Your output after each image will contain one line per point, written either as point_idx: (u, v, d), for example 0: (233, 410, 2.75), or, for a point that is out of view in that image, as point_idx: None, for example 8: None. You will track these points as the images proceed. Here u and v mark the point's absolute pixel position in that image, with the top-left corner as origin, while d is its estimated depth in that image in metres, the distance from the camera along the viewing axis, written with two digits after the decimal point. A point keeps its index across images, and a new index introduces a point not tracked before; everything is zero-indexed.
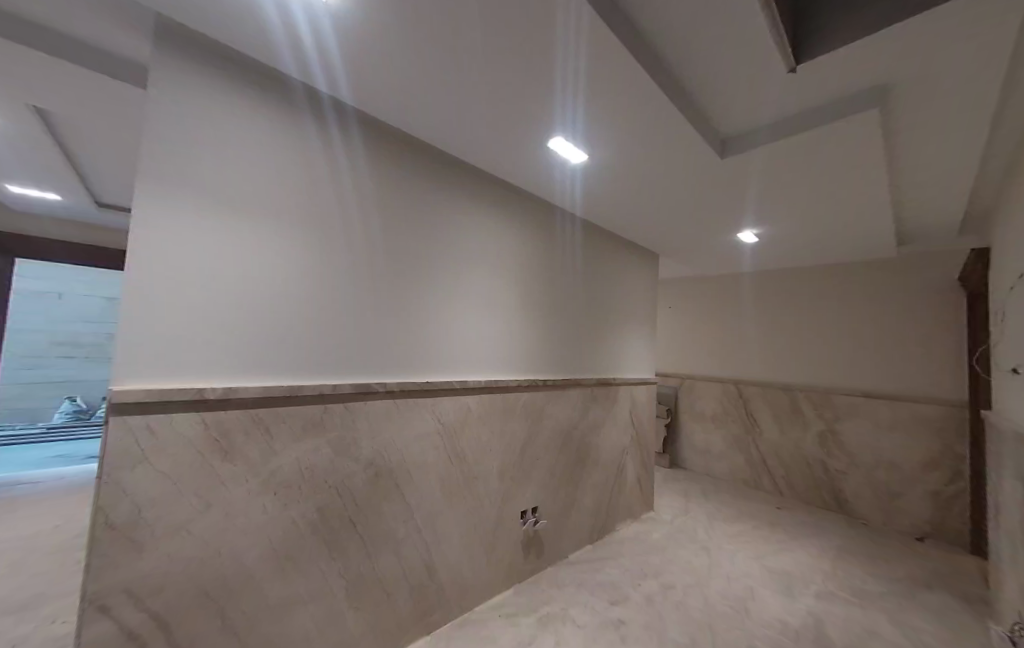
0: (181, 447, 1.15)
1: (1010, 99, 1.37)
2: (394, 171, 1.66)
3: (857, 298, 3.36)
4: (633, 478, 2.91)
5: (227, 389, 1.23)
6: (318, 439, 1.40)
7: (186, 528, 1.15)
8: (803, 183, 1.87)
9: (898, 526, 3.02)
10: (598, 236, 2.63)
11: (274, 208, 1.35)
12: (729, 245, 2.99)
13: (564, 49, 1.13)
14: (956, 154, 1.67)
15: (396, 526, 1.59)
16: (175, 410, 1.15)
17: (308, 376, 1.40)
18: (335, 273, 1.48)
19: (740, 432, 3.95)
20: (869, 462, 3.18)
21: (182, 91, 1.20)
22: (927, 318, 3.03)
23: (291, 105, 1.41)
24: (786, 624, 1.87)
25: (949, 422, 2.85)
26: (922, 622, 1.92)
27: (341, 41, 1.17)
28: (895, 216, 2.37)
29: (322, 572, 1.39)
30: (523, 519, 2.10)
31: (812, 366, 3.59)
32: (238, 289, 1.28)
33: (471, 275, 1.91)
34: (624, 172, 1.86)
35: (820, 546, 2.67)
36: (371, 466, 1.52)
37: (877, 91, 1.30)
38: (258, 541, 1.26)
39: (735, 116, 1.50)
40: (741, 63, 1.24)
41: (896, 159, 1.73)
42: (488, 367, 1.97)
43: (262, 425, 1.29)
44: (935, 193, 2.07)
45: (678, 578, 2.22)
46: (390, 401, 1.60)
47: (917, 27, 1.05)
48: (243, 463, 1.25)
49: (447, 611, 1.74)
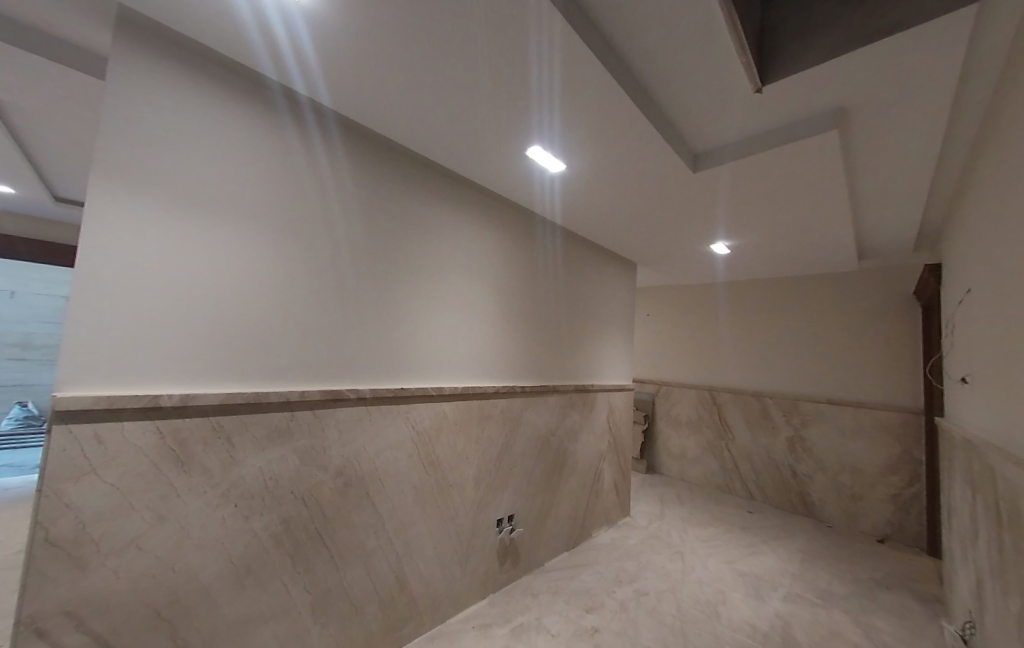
0: (132, 457, 1.09)
1: (956, 125, 1.47)
2: (377, 175, 1.65)
3: (823, 309, 3.51)
4: (610, 484, 2.93)
5: (185, 397, 1.17)
6: (284, 448, 1.35)
7: (136, 543, 1.09)
8: (772, 198, 1.95)
9: (861, 528, 3.14)
10: (576, 244, 2.66)
11: (247, 208, 1.32)
12: (703, 256, 3.08)
13: (541, 60, 1.15)
14: (910, 175, 1.78)
15: (366, 537, 1.54)
16: (126, 418, 1.09)
17: (275, 382, 1.36)
18: (314, 275, 1.46)
19: (713, 437, 4.04)
20: (834, 466, 3.31)
21: (147, 85, 1.15)
22: (886, 329, 3.18)
23: (269, 105, 1.38)
24: (755, 627, 1.91)
25: (906, 429, 3.00)
26: (881, 621, 2.00)
27: (317, 43, 1.15)
28: (857, 232, 2.49)
29: (285, 587, 1.33)
30: (499, 527, 2.07)
31: (781, 374, 3.71)
32: (207, 291, 1.23)
33: (451, 280, 1.90)
34: (601, 183, 1.89)
35: (788, 550, 2.75)
36: (341, 475, 1.48)
37: (838, 112, 1.37)
38: (215, 556, 1.20)
39: (706, 133, 1.56)
40: (713, 80, 1.28)
41: (856, 178, 1.83)
42: (465, 374, 1.95)
43: (223, 434, 1.23)
44: (891, 212, 2.20)
45: (652, 583, 2.23)
46: (362, 408, 1.56)
47: (869, 55, 1.12)
48: (201, 473, 1.19)
49: (419, 624, 1.70)
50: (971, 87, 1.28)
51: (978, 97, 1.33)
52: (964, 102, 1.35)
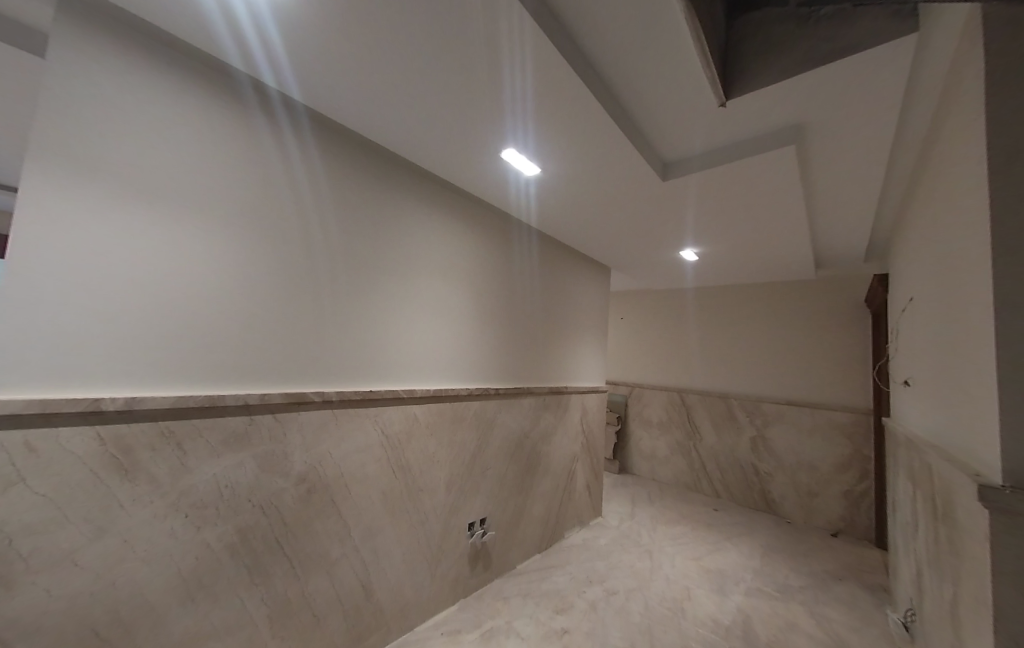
0: (69, 466, 1.01)
1: (901, 146, 1.57)
2: (352, 172, 1.61)
3: (784, 315, 3.68)
4: (582, 484, 2.96)
5: (131, 400, 1.09)
6: (241, 454, 1.29)
7: (72, 559, 1.01)
8: (737, 208, 2.04)
9: (817, 523, 3.30)
10: (551, 247, 2.68)
11: (209, 203, 1.26)
12: (673, 262, 3.17)
13: (513, 63, 1.15)
14: (860, 189, 1.89)
15: (330, 545, 1.49)
16: (61, 423, 1.01)
17: (233, 385, 1.29)
18: (281, 274, 1.41)
19: (682, 438, 4.16)
20: (793, 464, 3.47)
21: (99, 68, 1.08)
22: (840, 334, 3.37)
23: (235, 95, 1.32)
24: (718, 623, 1.97)
25: (857, 428, 3.19)
26: (833, 612, 2.11)
27: (285, 36, 1.12)
28: (814, 242, 2.63)
29: (241, 601, 1.27)
30: (471, 531, 2.05)
31: (745, 376, 3.86)
32: (161, 289, 1.17)
33: (426, 280, 1.88)
34: (575, 188, 1.91)
35: (750, 546, 2.85)
36: (304, 482, 1.42)
37: (795, 128, 1.44)
38: (162, 570, 1.13)
39: (674, 143, 1.61)
40: (679, 91, 1.32)
41: (812, 191, 1.93)
42: (438, 376, 1.93)
43: (174, 440, 1.16)
44: (845, 224, 2.33)
45: (622, 582, 2.27)
46: (328, 411, 1.51)
47: (822, 74, 1.18)
48: (148, 483, 1.12)
49: (386, 633, 1.65)
50: (913, 111, 1.37)
51: (918, 123, 1.42)
52: (906, 125, 1.44)
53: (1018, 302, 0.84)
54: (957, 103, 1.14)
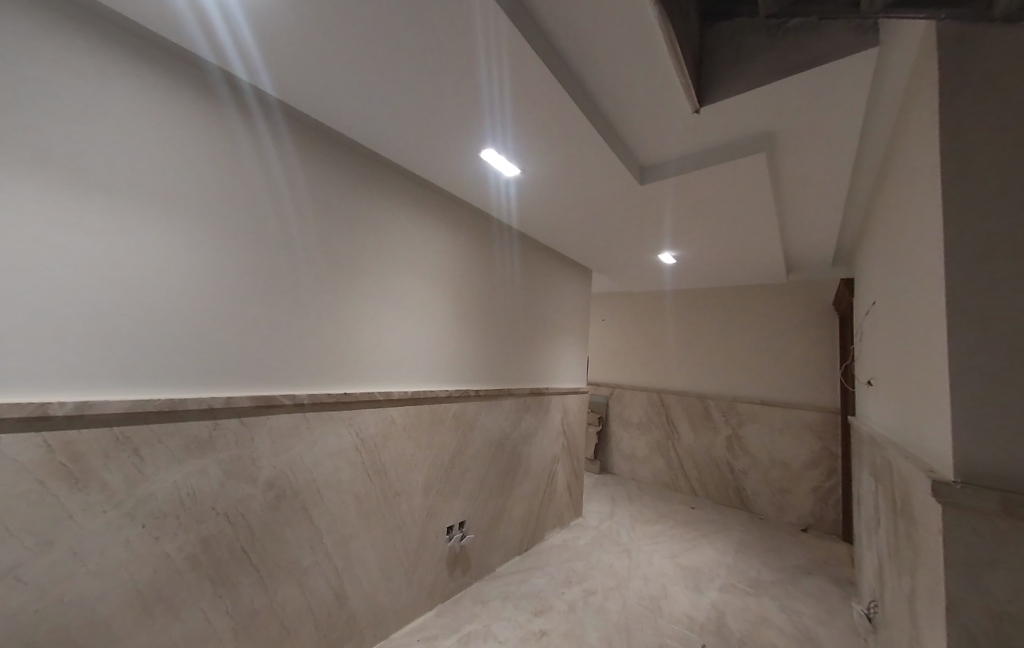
0: (11, 474, 0.95)
1: (864, 156, 1.63)
2: (329, 170, 1.58)
3: (757, 318, 3.80)
4: (562, 485, 2.97)
5: (84, 404, 1.03)
6: (205, 460, 1.23)
7: (14, 574, 0.94)
8: (712, 212, 2.09)
9: (788, 519, 3.40)
10: (532, 249, 2.69)
11: (178, 198, 1.21)
12: (652, 265, 3.21)
13: (491, 65, 1.14)
14: (827, 196, 1.96)
15: (301, 553, 1.44)
16: (4, 430, 0.94)
17: (197, 388, 1.23)
18: (254, 273, 1.37)
19: (660, 438, 4.22)
20: (765, 462, 3.58)
21: (54, 54, 1.02)
22: (809, 337, 3.50)
23: (204, 87, 1.27)
24: (693, 619, 2.00)
25: (825, 427, 3.31)
26: (802, 605, 2.17)
27: (256, 29, 1.08)
28: (785, 247, 2.72)
29: (204, 614, 1.21)
30: (450, 535, 2.03)
31: (721, 377, 3.96)
32: (121, 287, 1.11)
33: (405, 280, 1.85)
34: (556, 191, 1.92)
35: (725, 542, 2.92)
36: (272, 488, 1.38)
37: (766, 136, 1.48)
38: (115, 584, 1.07)
39: (652, 148, 1.64)
40: (656, 97, 1.34)
41: (782, 197, 1.99)
42: (416, 378, 1.90)
43: (131, 446, 1.10)
44: (814, 229, 2.42)
45: (600, 582, 2.29)
46: (299, 414, 1.46)
47: (789, 83, 1.22)
48: (101, 491, 1.06)
49: (360, 641, 1.61)
50: (874, 124, 1.43)
51: (879, 135, 1.49)
52: (869, 136, 1.51)
53: (969, 305, 0.89)
54: (916, 116, 1.19)
